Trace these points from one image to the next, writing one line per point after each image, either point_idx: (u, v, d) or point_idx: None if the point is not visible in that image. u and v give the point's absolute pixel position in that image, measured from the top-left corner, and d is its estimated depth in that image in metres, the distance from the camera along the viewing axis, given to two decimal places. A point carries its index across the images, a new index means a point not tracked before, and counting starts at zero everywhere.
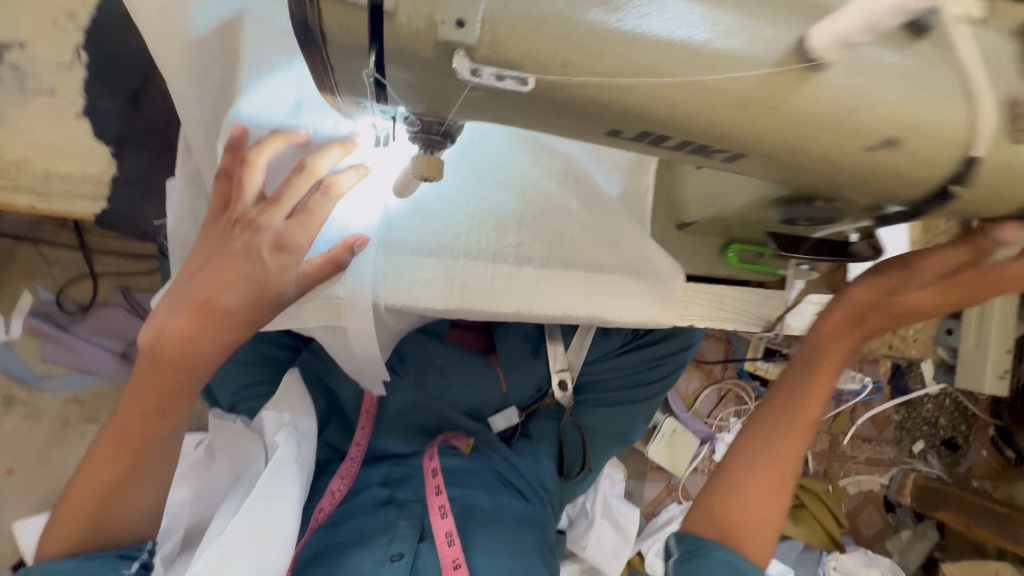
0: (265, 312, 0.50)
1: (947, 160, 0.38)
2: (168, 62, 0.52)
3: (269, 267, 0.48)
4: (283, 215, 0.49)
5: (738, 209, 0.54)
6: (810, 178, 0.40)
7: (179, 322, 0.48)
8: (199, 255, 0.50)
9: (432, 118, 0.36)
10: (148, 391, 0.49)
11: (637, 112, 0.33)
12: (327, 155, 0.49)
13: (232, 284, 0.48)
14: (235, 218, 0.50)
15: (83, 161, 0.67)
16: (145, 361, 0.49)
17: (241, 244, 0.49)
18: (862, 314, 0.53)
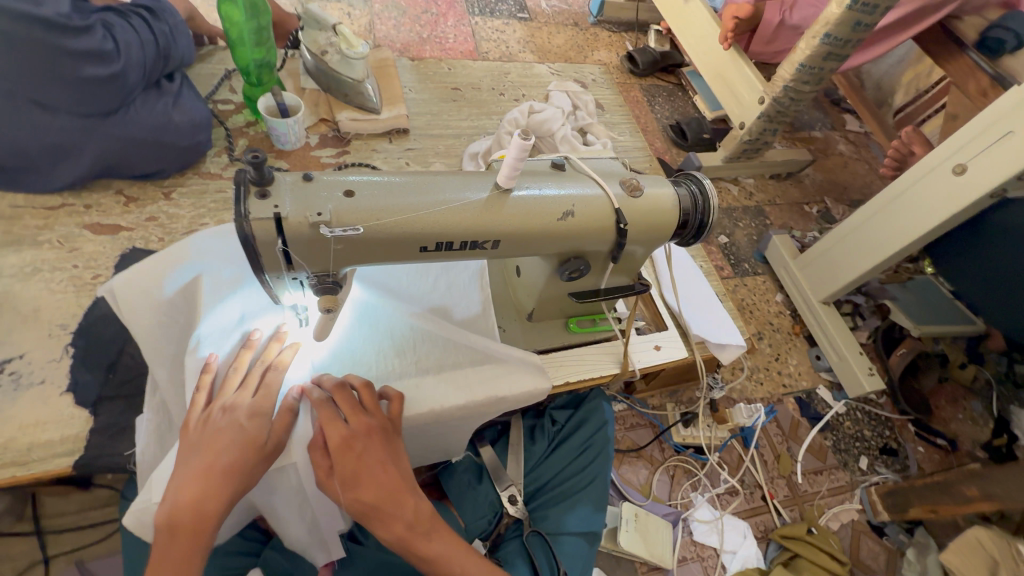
0: (256, 461, 0.65)
1: (604, 214, 0.72)
2: (147, 320, 0.78)
3: (250, 428, 0.66)
4: (250, 394, 0.70)
5: (546, 287, 0.84)
6: (546, 243, 0.71)
7: (189, 491, 0.60)
8: (193, 439, 0.65)
9: (322, 272, 0.63)
10: (167, 562, 0.58)
11: (428, 233, 0.63)
12: (276, 347, 0.75)
13: (225, 447, 0.64)
14: (216, 406, 0.68)
15: (64, 426, 0.83)
16: (163, 536, 0.59)
17: (225, 421, 0.66)
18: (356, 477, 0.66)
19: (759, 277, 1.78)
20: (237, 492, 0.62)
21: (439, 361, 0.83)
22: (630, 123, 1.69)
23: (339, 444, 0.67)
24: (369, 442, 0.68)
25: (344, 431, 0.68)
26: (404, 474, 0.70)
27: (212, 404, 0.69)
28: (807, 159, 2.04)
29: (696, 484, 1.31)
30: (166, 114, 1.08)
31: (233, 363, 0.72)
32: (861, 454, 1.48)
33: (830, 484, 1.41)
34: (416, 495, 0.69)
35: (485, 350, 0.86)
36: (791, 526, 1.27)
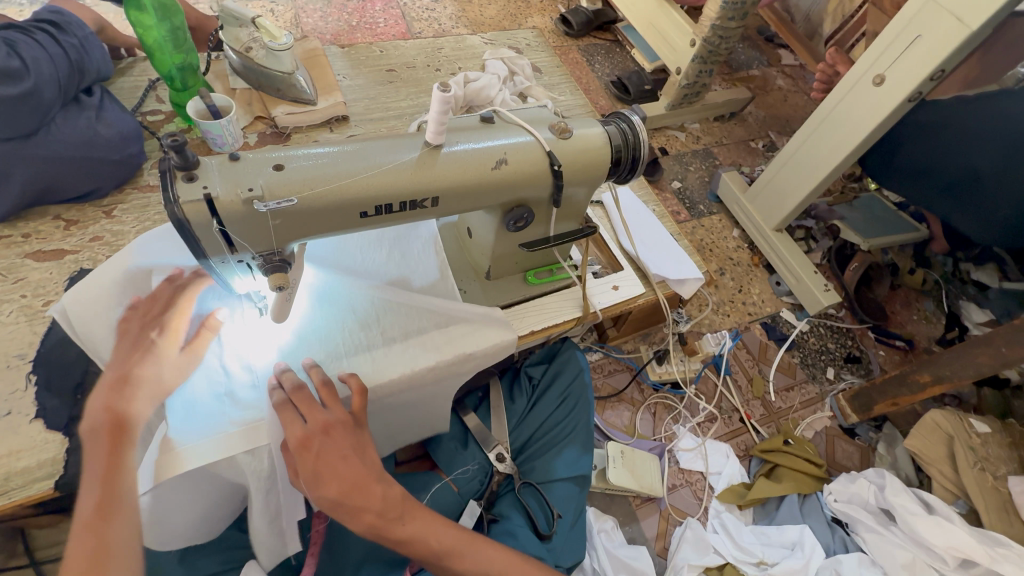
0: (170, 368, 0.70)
1: (539, 158, 0.74)
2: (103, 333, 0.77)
3: (163, 338, 0.70)
4: (162, 308, 0.72)
5: (497, 243, 0.86)
6: (487, 197, 0.74)
7: (107, 397, 0.64)
8: (111, 358, 0.68)
9: (267, 252, 0.64)
10: (101, 458, 0.62)
11: (367, 198, 0.64)
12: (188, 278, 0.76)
13: (140, 358, 0.67)
14: (130, 328, 0.70)
15: (39, 451, 0.82)
16: (90, 440, 0.63)
17: (139, 333, 0.69)
18: (320, 475, 0.64)
19: (715, 216, 1.83)
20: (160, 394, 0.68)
21: (404, 329, 0.85)
22: (569, 82, 1.70)
23: (300, 444, 0.66)
24: (327, 440, 0.66)
25: (303, 430, 0.67)
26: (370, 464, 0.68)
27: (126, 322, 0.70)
28: (746, 96, 2.09)
29: (677, 417, 1.37)
30: (92, 128, 1.05)
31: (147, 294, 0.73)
32: (827, 366, 1.57)
33: (802, 397, 1.49)
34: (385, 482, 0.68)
35: (447, 313, 0.88)
36: (769, 440, 1.33)
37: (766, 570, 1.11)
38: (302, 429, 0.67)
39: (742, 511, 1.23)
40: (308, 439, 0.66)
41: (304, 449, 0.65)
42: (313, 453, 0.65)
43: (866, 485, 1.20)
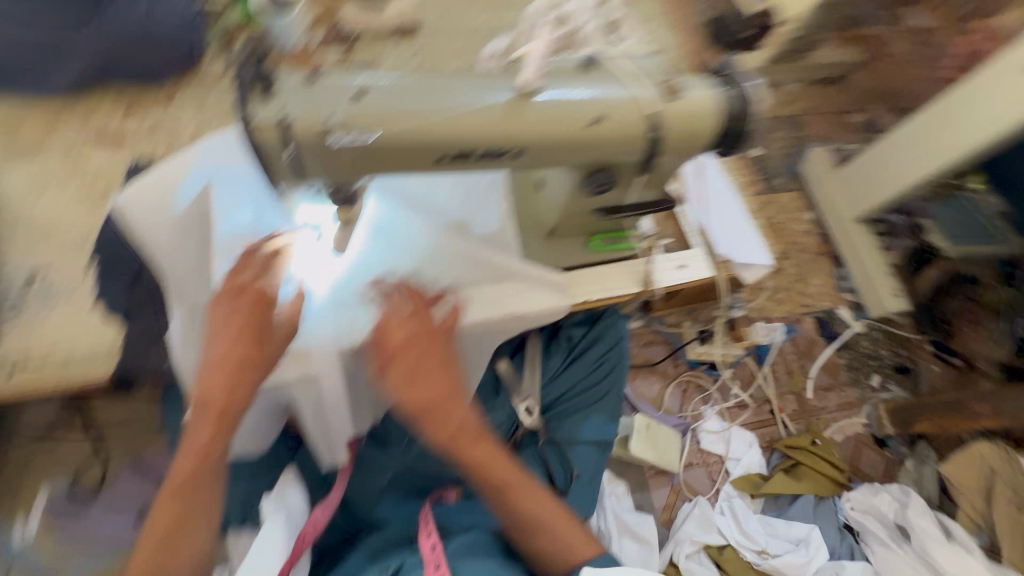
0: (270, 348, 0.68)
1: (638, 119, 0.65)
2: (160, 238, 0.78)
3: (259, 316, 0.67)
4: (261, 276, 0.69)
5: (571, 202, 0.81)
6: (574, 155, 0.66)
7: (215, 378, 0.66)
8: (213, 325, 0.68)
9: (336, 185, 0.59)
10: (198, 437, 0.66)
11: (448, 141, 0.58)
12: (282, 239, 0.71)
13: (241, 338, 0.67)
14: (232, 293, 0.68)
15: (101, 336, 0.86)
16: (196, 412, 0.67)
17: (239, 307, 0.67)
18: (416, 376, 0.69)
19: (790, 194, 1.68)
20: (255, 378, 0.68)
21: (458, 278, 0.81)
22: (664, 17, 1.51)
23: (400, 343, 0.70)
24: (424, 348, 0.70)
25: (405, 331, 0.71)
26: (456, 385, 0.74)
27: (229, 285, 0.68)
28: (859, 60, 1.83)
29: (706, 398, 1.35)
30: (148, 11, 1.00)
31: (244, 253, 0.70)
32: (873, 372, 1.50)
33: (839, 400, 1.44)
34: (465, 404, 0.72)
35: (504, 265, 0.83)
36: (796, 438, 1.32)
37: (767, 559, 1.13)
38: (404, 330, 0.71)
39: (752, 499, 1.23)
40: (409, 340, 0.70)
41: (407, 345, 0.70)
42: (413, 355, 0.70)
43: (888, 501, 1.19)
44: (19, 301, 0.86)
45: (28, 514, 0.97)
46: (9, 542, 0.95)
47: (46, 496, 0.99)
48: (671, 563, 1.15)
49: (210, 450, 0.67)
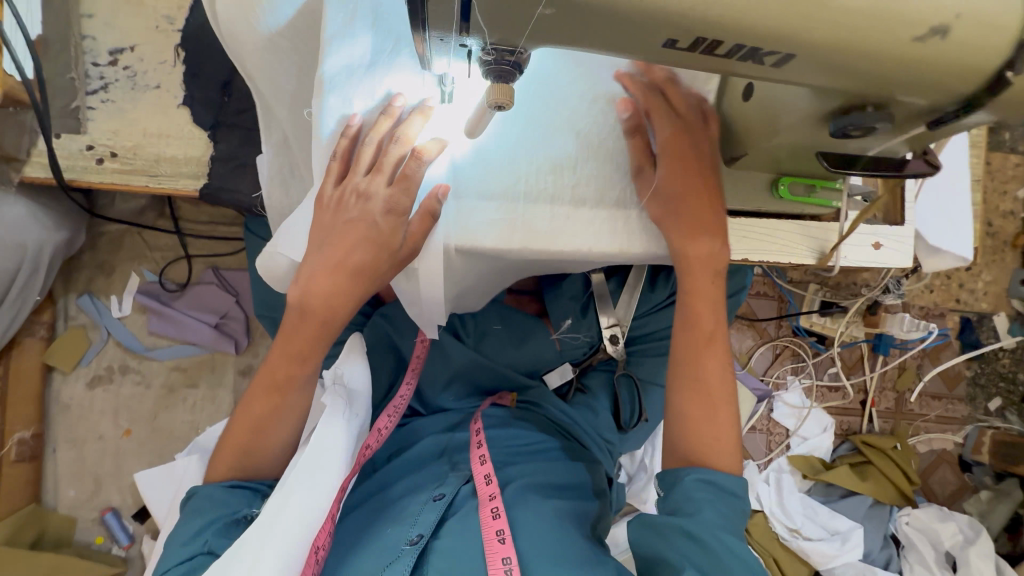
0: (386, 265, 0.60)
1: (1000, 44, 0.39)
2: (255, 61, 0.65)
3: (383, 230, 0.59)
4: (386, 181, 0.59)
5: (794, 130, 0.56)
6: (854, 82, 0.43)
7: (322, 284, 0.59)
8: (322, 226, 0.59)
9: (505, 48, 0.41)
10: (296, 340, 0.62)
11: (694, 17, 0.36)
12: (412, 122, 0.58)
13: (357, 245, 0.59)
14: (349, 192, 0.59)
15: (186, 146, 0.76)
16: (295, 313, 0.61)
17: (356, 211, 0.59)
18: (680, 182, 0.63)
19: (1013, 157, 1.26)
20: (365, 292, 0.61)
21: (602, 194, 0.65)
22: None
23: (680, 141, 0.62)
24: (697, 157, 0.63)
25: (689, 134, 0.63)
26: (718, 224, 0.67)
27: (345, 183, 0.59)
28: None
29: (798, 369, 1.22)
30: None
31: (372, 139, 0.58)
32: (996, 395, 1.28)
33: (941, 412, 1.28)
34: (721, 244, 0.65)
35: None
36: (878, 437, 1.20)
37: (796, 538, 1.11)
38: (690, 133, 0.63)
39: (802, 479, 1.18)
40: (688, 144, 0.63)
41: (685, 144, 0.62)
42: (687, 159, 0.63)
43: (952, 532, 1.11)
44: (106, 78, 0.75)
45: (120, 296, 1.01)
46: (104, 315, 1.01)
47: (135, 279, 1.01)
48: None
49: (303, 360, 0.62)
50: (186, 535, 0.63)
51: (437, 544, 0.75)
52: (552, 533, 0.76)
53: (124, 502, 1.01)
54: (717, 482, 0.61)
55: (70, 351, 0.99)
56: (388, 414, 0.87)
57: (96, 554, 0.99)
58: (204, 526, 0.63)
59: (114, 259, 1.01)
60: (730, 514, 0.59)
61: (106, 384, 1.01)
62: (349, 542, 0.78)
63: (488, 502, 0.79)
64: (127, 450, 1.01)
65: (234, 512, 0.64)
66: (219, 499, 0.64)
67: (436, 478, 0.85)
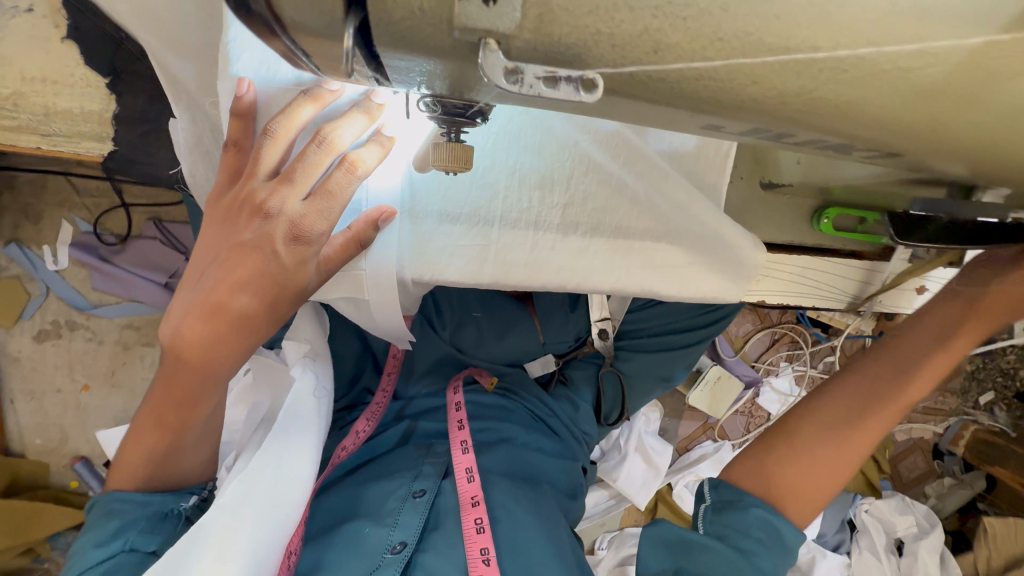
0: (286, 309, 0.43)
1: None
2: None
3: (284, 264, 0.42)
4: (298, 197, 0.41)
5: (862, 180, 0.42)
6: (981, 169, 0.30)
7: (193, 330, 0.41)
8: (208, 245, 0.43)
9: (457, 100, 0.29)
10: (174, 384, 0.45)
11: (725, 96, 0.26)
12: (347, 123, 0.40)
13: (246, 282, 0.41)
14: (242, 198, 0.42)
15: (81, 97, 0.59)
16: (169, 359, 0.44)
17: (251, 235, 0.41)
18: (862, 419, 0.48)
19: None
20: (258, 340, 0.44)
21: (599, 217, 0.51)
22: None
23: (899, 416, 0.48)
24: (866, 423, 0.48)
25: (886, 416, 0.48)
26: (851, 401, 0.49)
27: (239, 187, 0.42)
28: None
29: (794, 356, 1.15)
30: None
31: (282, 122, 0.40)
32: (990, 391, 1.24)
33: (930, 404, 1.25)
34: (856, 444, 0.48)
35: (670, 215, 0.52)
36: None
37: None
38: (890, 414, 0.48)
39: None
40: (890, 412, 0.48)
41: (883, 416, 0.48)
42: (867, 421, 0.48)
43: (908, 523, 1.13)
44: None
45: (53, 248, 0.89)
46: (38, 266, 0.90)
47: (68, 229, 0.89)
48: (668, 485, 1.16)
49: (195, 405, 0.46)
50: (100, 535, 0.53)
51: (420, 558, 0.71)
52: (535, 548, 0.73)
53: (93, 451, 1.01)
54: (746, 528, 0.46)
55: (9, 304, 0.91)
56: (365, 419, 0.87)
57: (73, 497, 1.01)
58: (125, 528, 0.54)
59: (40, 205, 0.87)
60: (779, 574, 0.46)
61: (55, 338, 0.94)
62: (326, 537, 0.73)
63: (470, 509, 0.76)
64: (90, 404, 0.98)
65: (163, 507, 0.56)
66: (140, 500, 0.55)
67: (412, 467, 0.80)
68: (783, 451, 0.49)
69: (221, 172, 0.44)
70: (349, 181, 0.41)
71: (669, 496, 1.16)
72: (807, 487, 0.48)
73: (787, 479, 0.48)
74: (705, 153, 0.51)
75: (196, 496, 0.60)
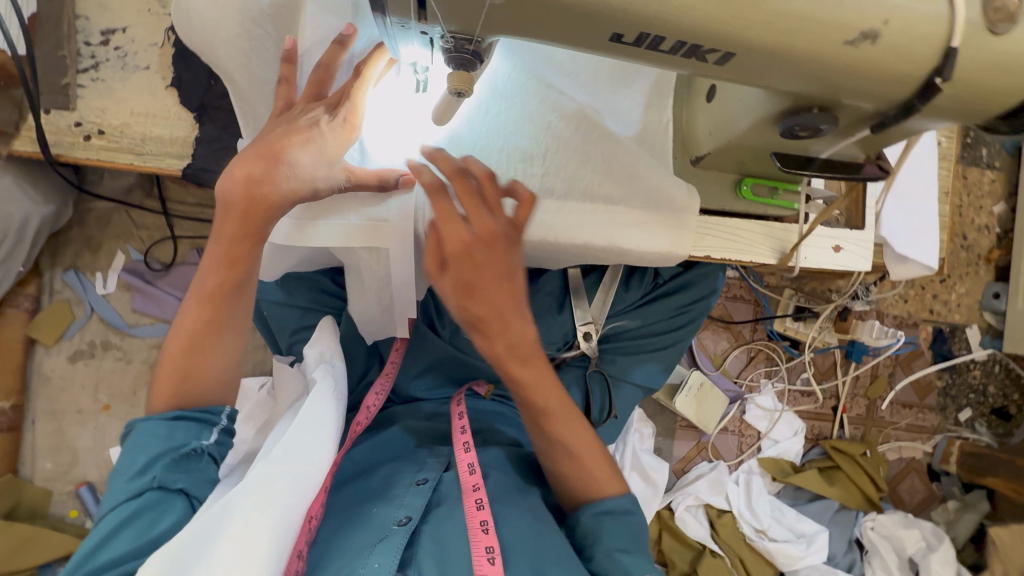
0: (323, 170, 0.59)
1: (928, 54, 0.42)
2: (220, 53, 0.69)
3: (328, 142, 0.58)
4: (333, 105, 0.60)
5: (752, 136, 0.58)
6: (810, 85, 0.45)
7: (245, 171, 0.58)
8: (269, 129, 0.60)
9: (463, 37, 0.44)
10: (227, 226, 0.60)
11: (625, 13, 0.39)
12: (374, 64, 0.59)
13: (298, 143, 0.58)
14: (300, 107, 0.61)
15: (172, 126, 0.78)
16: (222, 209, 0.60)
17: (304, 122, 0.59)
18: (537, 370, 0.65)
19: (989, 173, 1.30)
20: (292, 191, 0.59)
21: (571, 179, 0.67)
22: None
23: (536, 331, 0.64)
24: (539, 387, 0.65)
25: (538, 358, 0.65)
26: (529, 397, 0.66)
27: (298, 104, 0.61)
28: None
29: (771, 372, 1.24)
30: None
31: (330, 60, 0.61)
32: (966, 406, 1.30)
33: (912, 421, 1.29)
34: (558, 404, 0.67)
35: (631, 163, 0.67)
36: (848, 442, 1.21)
37: (762, 539, 1.12)
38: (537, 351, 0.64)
39: (772, 481, 1.19)
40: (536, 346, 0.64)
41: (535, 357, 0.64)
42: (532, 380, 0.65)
43: (914, 538, 1.13)
44: (97, 57, 0.77)
45: (104, 274, 1.03)
46: (87, 290, 1.02)
47: (120, 257, 1.03)
48: (668, 508, 1.16)
49: (234, 260, 0.61)
50: (129, 472, 0.58)
51: (426, 527, 0.68)
52: (535, 531, 0.68)
53: (100, 476, 1.03)
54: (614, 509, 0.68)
55: (54, 325, 1.01)
56: (375, 394, 0.88)
57: (69, 527, 1.00)
58: (149, 462, 0.58)
59: (100, 237, 1.02)
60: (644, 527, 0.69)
61: (87, 358, 1.03)
62: (340, 517, 0.72)
63: (473, 493, 0.72)
64: (108, 424, 1.03)
65: (184, 444, 0.60)
66: (163, 433, 0.60)
67: (417, 463, 0.79)
68: (568, 466, 0.69)
69: (279, 103, 0.62)
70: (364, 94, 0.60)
71: (671, 521, 1.15)
72: (588, 447, 0.69)
73: (570, 461, 0.69)
74: (654, 106, 0.69)
75: (217, 430, 0.63)
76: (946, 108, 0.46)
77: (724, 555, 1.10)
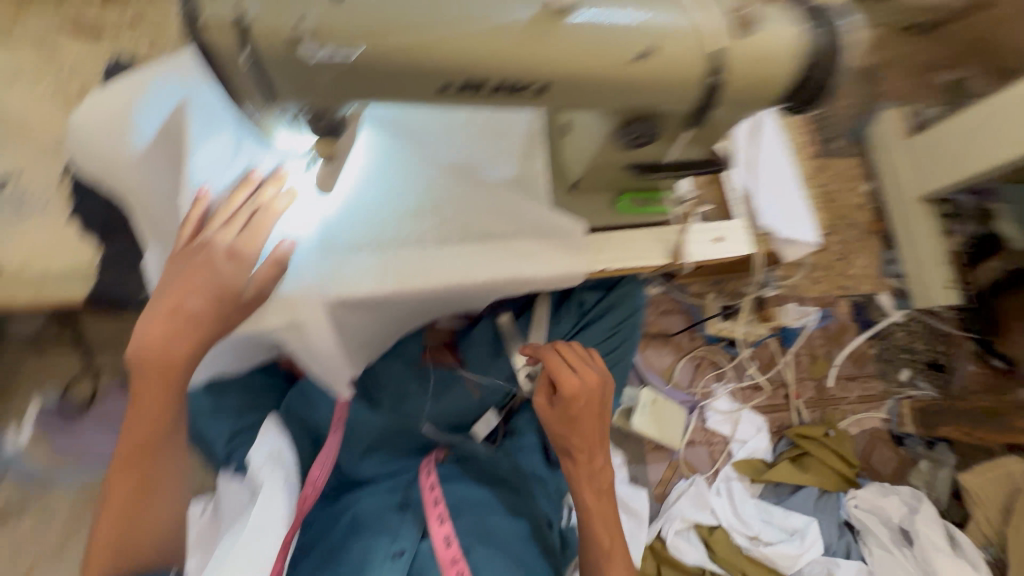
0: (231, 310, 0.59)
1: (695, 61, 0.51)
2: (116, 178, 0.73)
3: (227, 272, 0.58)
4: (233, 231, 0.60)
5: (607, 156, 0.67)
6: (618, 99, 0.53)
7: (156, 330, 0.56)
8: (171, 274, 0.59)
9: (314, 108, 0.49)
10: (145, 394, 0.57)
11: (427, 63, 0.46)
12: (271, 190, 0.63)
13: (197, 289, 0.57)
14: (199, 240, 0.60)
15: (74, 255, 0.80)
16: (134, 369, 0.57)
17: (201, 259, 0.59)
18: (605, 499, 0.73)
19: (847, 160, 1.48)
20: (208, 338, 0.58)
21: (464, 226, 0.72)
22: None
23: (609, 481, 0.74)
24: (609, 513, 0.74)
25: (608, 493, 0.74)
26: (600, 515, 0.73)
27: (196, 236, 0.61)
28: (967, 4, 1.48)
29: (719, 375, 1.27)
30: None
31: (229, 193, 0.63)
32: (904, 366, 1.37)
33: (861, 392, 1.35)
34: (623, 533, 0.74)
35: (514, 203, 0.74)
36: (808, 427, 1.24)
37: (758, 546, 1.09)
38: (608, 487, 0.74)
39: (752, 484, 1.18)
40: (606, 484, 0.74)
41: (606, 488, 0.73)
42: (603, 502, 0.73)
43: (897, 504, 1.14)
44: None
45: (17, 427, 0.96)
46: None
47: (33, 405, 0.97)
48: (659, 537, 1.13)
49: (155, 421, 0.58)
50: None
51: None
52: None
53: None
54: None
55: None
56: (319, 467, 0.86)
57: None
58: None
59: (12, 387, 0.98)
60: None
61: None
62: None
63: (452, 565, 0.78)
64: None
65: None
66: None
67: (390, 530, 0.82)
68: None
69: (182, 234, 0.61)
70: (271, 220, 0.61)
71: (665, 550, 1.11)
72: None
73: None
74: (528, 155, 0.77)
75: None
76: (736, 96, 0.56)
77: (726, 574, 1.07)
